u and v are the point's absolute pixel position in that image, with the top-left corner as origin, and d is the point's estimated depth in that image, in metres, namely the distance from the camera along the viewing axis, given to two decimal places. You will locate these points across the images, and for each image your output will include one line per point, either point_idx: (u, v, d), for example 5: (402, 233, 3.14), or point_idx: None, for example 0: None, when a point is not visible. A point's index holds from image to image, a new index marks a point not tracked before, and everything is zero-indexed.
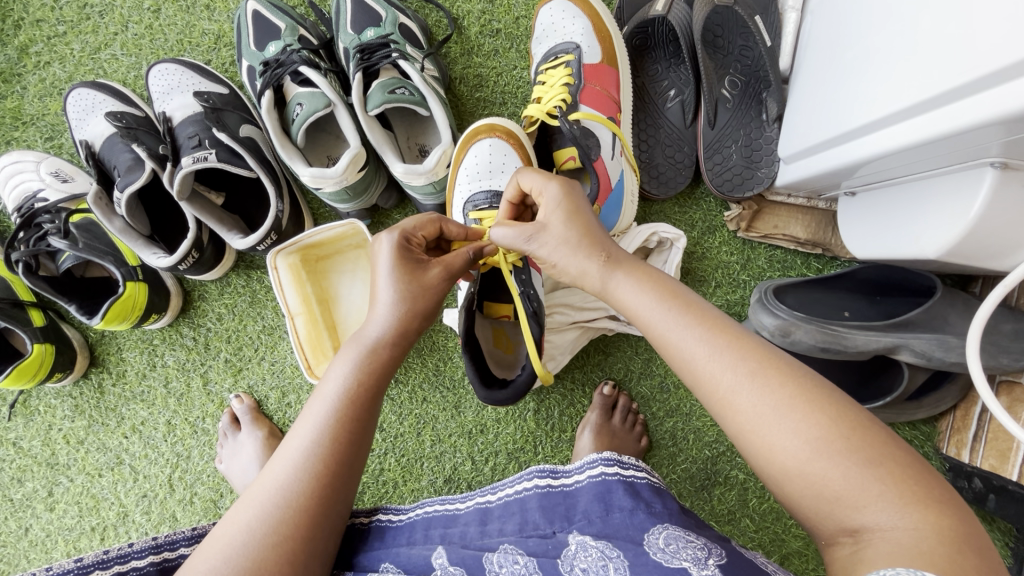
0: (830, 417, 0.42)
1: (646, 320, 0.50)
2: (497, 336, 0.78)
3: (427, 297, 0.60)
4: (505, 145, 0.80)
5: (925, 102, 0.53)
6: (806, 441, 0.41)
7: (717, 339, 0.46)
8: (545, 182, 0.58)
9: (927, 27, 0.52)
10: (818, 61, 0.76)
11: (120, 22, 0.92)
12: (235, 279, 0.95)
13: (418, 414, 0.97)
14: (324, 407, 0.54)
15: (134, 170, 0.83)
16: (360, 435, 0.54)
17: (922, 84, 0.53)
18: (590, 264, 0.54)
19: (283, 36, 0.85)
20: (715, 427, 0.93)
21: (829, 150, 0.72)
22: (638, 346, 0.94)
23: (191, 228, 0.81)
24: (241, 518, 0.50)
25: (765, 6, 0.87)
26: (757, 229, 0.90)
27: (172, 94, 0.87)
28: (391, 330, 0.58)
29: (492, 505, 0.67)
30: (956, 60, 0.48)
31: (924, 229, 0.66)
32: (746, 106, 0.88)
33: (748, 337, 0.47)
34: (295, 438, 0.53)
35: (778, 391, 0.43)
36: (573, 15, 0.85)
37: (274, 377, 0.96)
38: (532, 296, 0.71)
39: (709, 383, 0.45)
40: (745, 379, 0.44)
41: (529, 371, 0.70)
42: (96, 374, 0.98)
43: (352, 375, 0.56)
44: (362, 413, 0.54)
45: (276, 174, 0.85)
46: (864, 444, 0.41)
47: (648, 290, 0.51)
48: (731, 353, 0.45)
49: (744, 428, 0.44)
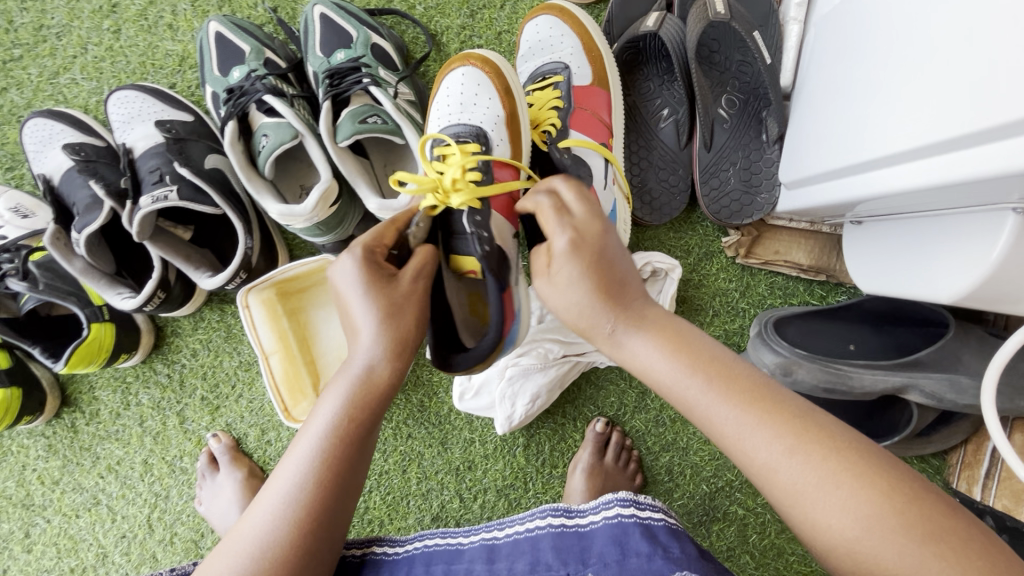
0: (880, 491, 0.43)
1: (681, 389, 0.50)
2: (473, 303, 0.63)
3: (411, 307, 0.55)
4: (479, 75, 0.72)
5: (934, 146, 0.49)
6: (855, 519, 0.43)
7: (753, 413, 0.47)
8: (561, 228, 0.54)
9: (940, 64, 0.48)
10: (827, 80, 0.69)
11: (80, 44, 0.88)
12: (209, 313, 0.91)
13: (403, 451, 0.93)
14: (312, 447, 0.53)
15: (93, 208, 0.76)
16: (351, 477, 0.54)
17: (932, 128, 0.49)
18: (601, 317, 0.54)
19: (247, 59, 0.79)
20: (713, 462, 0.90)
21: (837, 181, 0.66)
22: (631, 380, 0.90)
23: (156, 268, 0.77)
24: (231, 546, 0.53)
25: (765, 18, 0.80)
26: (758, 255, 0.86)
27: (133, 123, 0.81)
28: (385, 364, 0.54)
29: (500, 543, 0.66)
30: (961, 109, 0.45)
31: (939, 270, 0.61)
32: (745, 125, 0.82)
33: (782, 402, 0.48)
34: (281, 478, 0.53)
35: (822, 466, 0.45)
36: (561, 33, 0.78)
37: (253, 415, 0.92)
38: (486, 236, 0.60)
39: (749, 457, 0.47)
40: (784, 456, 0.46)
41: (492, 334, 0.58)
42: (68, 414, 0.94)
43: (342, 412, 0.53)
44: (353, 457, 0.53)
45: (245, 205, 0.79)
46: (914, 515, 0.42)
47: (664, 354, 0.52)
48: (769, 428, 0.47)
49: (785, 501, 0.46)
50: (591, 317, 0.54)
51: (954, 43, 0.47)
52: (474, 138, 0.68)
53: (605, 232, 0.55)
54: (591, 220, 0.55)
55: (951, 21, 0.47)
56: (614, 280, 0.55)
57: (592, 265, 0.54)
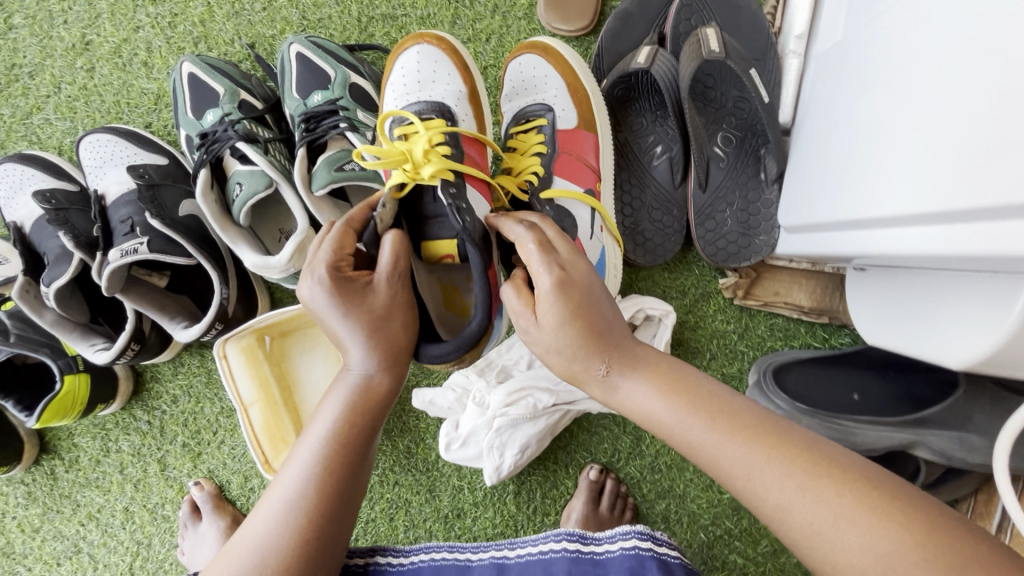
0: (899, 523, 0.40)
1: (679, 436, 0.48)
2: (447, 296, 0.61)
3: (395, 307, 0.53)
4: (436, 52, 0.72)
5: (941, 215, 0.46)
6: (877, 558, 0.39)
7: (758, 449, 0.45)
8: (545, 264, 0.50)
9: (943, 130, 0.45)
10: (831, 124, 0.65)
11: (53, 83, 0.85)
12: (189, 359, 0.88)
13: (390, 498, 0.90)
14: (312, 452, 0.50)
15: (62, 259, 0.74)
16: (352, 484, 0.51)
17: (938, 196, 0.45)
18: (594, 359, 0.52)
19: (221, 102, 0.76)
20: (712, 509, 0.86)
21: (840, 232, 0.62)
22: (625, 425, 0.87)
23: (129, 320, 0.74)
24: (229, 559, 0.49)
25: (762, 53, 0.77)
26: (757, 296, 0.82)
27: (105, 168, 0.79)
28: (381, 370, 0.52)
29: (510, 561, 0.68)
30: (969, 181, 0.42)
31: (946, 332, 0.56)
32: (742, 163, 0.78)
33: (785, 434, 0.46)
34: (281, 486, 0.51)
35: (834, 501, 0.42)
36: (545, 73, 0.75)
37: (236, 462, 0.90)
38: (467, 208, 0.55)
39: (757, 496, 0.44)
40: (795, 492, 0.43)
41: (479, 316, 0.53)
42: (48, 461, 0.92)
43: (341, 417, 0.51)
44: (354, 463, 0.51)
45: (221, 253, 0.76)
46: (942, 550, 0.38)
47: (661, 395, 0.50)
48: (776, 463, 0.44)
49: (801, 542, 0.43)
50: (584, 362, 0.52)
51: (958, 113, 0.44)
52: (436, 112, 0.67)
53: (588, 272, 0.52)
54: (573, 257, 0.52)
55: (955, 86, 0.44)
56: (605, 320, 0.52)
57: (579, 304, 0.51)
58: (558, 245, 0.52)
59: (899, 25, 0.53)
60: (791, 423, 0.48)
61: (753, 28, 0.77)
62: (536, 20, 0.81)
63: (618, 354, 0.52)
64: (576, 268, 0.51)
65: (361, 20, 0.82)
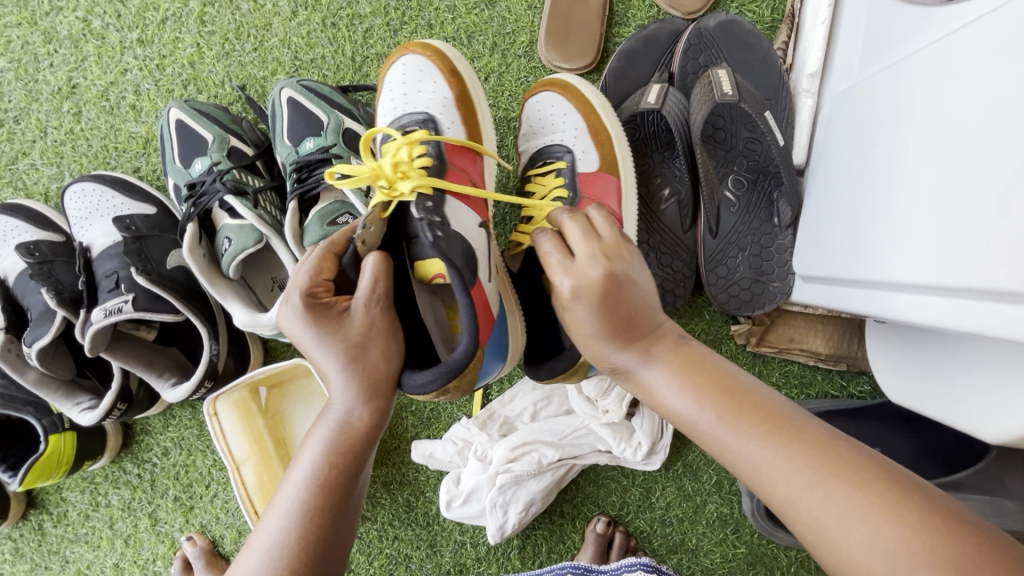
0: (909, 523, 0.36)
1: (689, 426, 0.45)
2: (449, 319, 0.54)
3: (373, 336, 0.48)
4: (421, 61, 0.68)
5: (968, 291, 0.43)
6: (883, 556, 0.36)
7: (772, 438, 0.41)
8: (562, 267, 0.48)
9: (962, 203, 0.43)
10: (849, 172, 0.62)
11: (39, 128, 0.82)
12: (180, 411, 0.85)
13: (389, 553, 0.86)
14: (293, 498, 0.47)
15: (45, 317, 0.71)
16: (336, 533, 0.47)
17: (960, 271, 0.43)
18: (614, 350, 0.48)
19: (210, 150, 0.74)
20: (726, 565, 0.82)
21: (861, 291, 0.58)
22: (634, 477, 0.83)
23: (115, 379, 0.71)
24: None
25: (775, 91, 0.74)
26: (771, 343, 0.78)
27: (91, 219, 0.76)
28: (363, 407, 0.48)
29: None
30: (989, 265, 0.41)
31: (978, 404, 0.52)
32: (755, 206, 0.75)
33: (800, 427, 0.42)
34: (261, 538, 0.47)
35: (844, 498, 0.38)
36: (566, 112, 0.71)
37: (229, 516, 0.86)
38: (440, 224, 0.52)
39: (765, 486, 0.41)
40: (802, 485, 0.39)
41: (464, 341, 0.47)
42: (35, 516, 0.88)
43: (324, 456, 0.48)
44: (337, 509, 0.47)
45: (212, 307, 0.73)
46: (953, 554, 0.35)
47: (677, 384, 0.46)
48: (787, 455, 0.41)
49: (808, 536, 0.39)
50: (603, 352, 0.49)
51: (985, 185, 0.41)
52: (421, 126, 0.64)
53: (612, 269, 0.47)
54: (594, 253, 0.48)
55: (988, 155, 0.42)
56: (635, 314, 0.48)
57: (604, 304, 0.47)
58: (579, 244, 0.48)
59: (921, 78, 0.50)
60: (811, 415, 0.44)
61: (764, 66, 0.73)
62: (537, 58, 0.78)
63: (642, 346, 0.48)
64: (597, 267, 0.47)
65: (355, 60, 0.79)
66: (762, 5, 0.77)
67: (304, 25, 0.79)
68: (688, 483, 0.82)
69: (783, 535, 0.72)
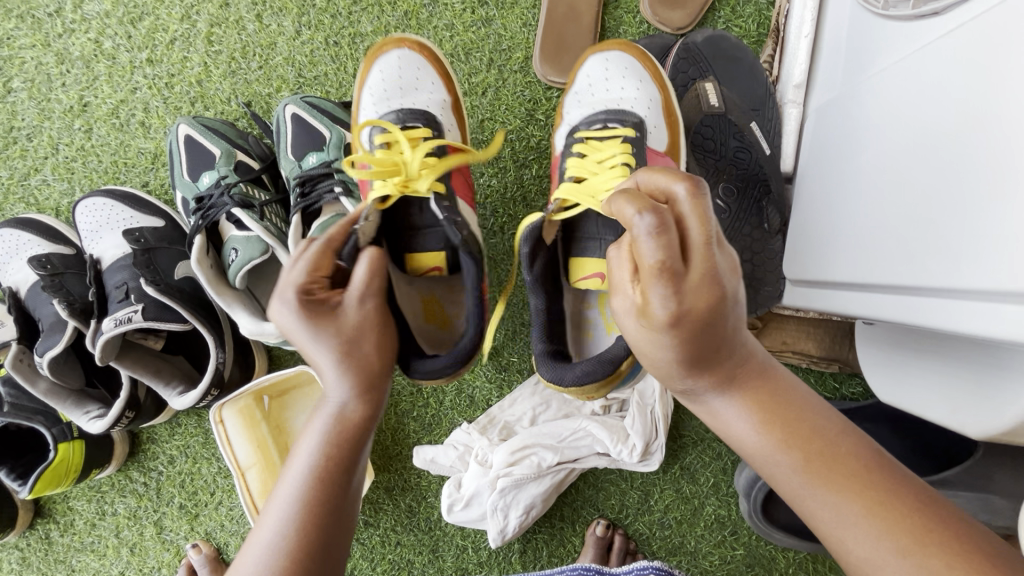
0: None
1: (760, 464, 0.40)
2: (427, 307, 0.60)
3: (373, 333, 0.48)
4: (416, 58, 0.73)
5: (951, 291, 0.45)
6: None
7: (861, 497, 0.36)
8: (669, 291, 0.35)
9: (945, 208, 0.46)
10: (834, 180, 0.64)
11: (51, 145, 0.85)
12: (186, 420, 0.87)
13: (392, 559, 0.87)
14: (288, 500, 0.44)
15: (56, 328, 0.73)
16: (332, 541, 0.44)
17: (949, 273, 0.45)
18: (688, 378, 0.40)
19: (217, 164, 0.77)
20: (725, 567, 0.83)
21: (849, 293, 0.60)
22: (632, 480, 0.84)
23: (124, 387, 0.72)
24: None
25: (762, 102, 0.77)
26: (764, 346, 0.80)
27: (101, 232, 0.79)
28: (359, 401, 0.47)
29: None
30: (969, 266, 0.43)
31: (962, 402, 0.54)
32: (746, 213, 0.77)
33: (893, 484, 0.37)
34: (254, 546, 0.43)
35: (940, 572, 0.34)
36: (637, 79, 0.72)
37: (234, 524, 0.87)
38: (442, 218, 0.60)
39: (838, 542, 0.37)
40: (889, 552, 0.35)
41: (470, 329, 0.54)
42: (42, 525, 0.90)
43: (319, 452, 0.45)
44: (334, 513, 0.44)
45: (218, 317, 0.75)
46: None
47: (755, 420, 0.40)
48: (875, 518, 0.36)
49: None
50: (674, 378, 0.41)
51: (965, 190, 0.44)
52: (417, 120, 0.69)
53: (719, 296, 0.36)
54: (703, 276, 0.36)
55: (966, 161, 0.44)
56: (724, 343, 0.39)
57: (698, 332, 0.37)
58: (690, 262, 0.36)
59: (899, 90, 0.53)
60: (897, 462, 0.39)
61: (750, 80, 0.77)
62: (532, 73, 0.81)
63: (722, 374, 0.40)
64: (704, 292, 0.36)
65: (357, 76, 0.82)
66: (748, 20, 0.80)
67: (307, 43, 0.82)
68: (686, 486, 0.83)
69: (779, 536, 0.74)
